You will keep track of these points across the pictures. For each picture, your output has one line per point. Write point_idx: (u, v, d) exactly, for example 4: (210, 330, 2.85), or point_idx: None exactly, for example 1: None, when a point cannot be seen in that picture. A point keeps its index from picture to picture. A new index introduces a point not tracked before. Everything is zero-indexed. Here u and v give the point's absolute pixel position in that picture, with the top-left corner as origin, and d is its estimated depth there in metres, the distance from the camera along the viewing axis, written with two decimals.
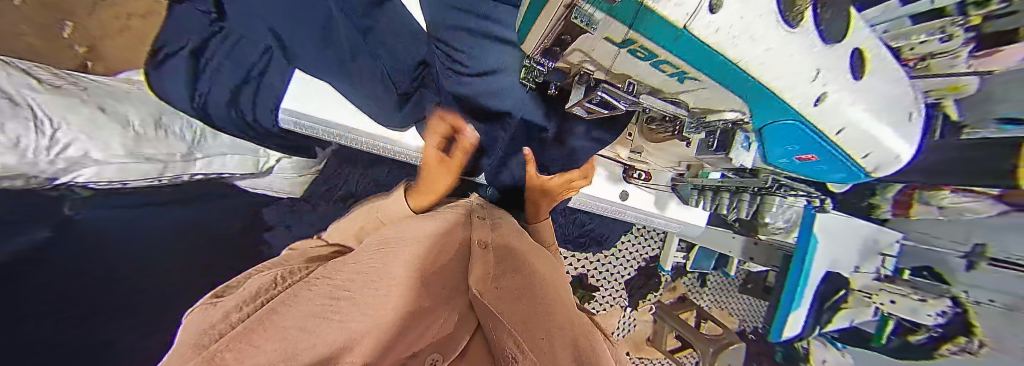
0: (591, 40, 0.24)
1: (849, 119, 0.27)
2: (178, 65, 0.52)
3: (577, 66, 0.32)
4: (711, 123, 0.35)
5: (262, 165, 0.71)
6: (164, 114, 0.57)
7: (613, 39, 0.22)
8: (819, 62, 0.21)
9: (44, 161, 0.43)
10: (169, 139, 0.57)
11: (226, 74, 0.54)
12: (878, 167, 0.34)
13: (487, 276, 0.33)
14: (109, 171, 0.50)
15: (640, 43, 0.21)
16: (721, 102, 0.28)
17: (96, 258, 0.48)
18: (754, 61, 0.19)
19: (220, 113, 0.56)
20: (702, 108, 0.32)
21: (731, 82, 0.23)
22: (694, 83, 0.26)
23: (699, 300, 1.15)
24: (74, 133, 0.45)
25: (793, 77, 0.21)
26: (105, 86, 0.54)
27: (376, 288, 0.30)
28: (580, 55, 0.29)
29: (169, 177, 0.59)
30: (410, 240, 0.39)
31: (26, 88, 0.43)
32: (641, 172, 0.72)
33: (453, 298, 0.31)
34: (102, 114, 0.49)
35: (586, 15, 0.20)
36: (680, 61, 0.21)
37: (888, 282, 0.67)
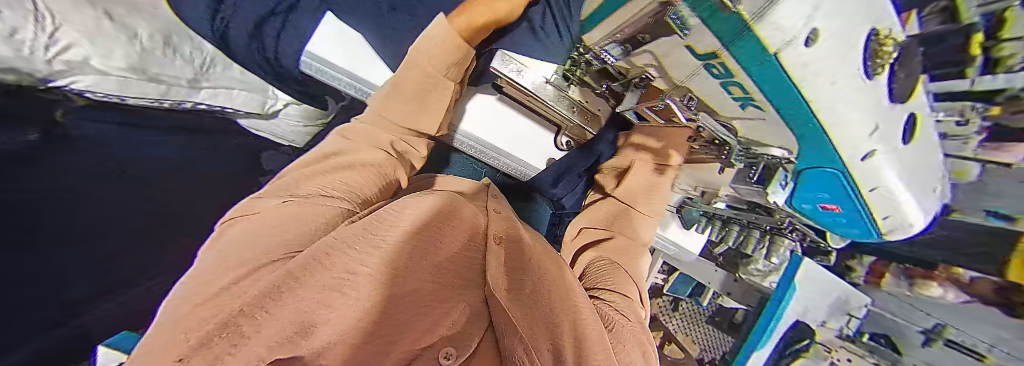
0: (669, 42, 0.26)
1: (886, 179, 0.28)
2: None
3: (641, 67, 0.35)
4: (756, 157, 0.36)
5: (269, 107, 0.69)
6: (172, 34, 0.54)
7: (696, 48, 0.23)
8: (880, 119, 0.22)
9: (42, 61, 0.40)
10: (176, 62, 0.54)
11: (249, 2, 0.50)
12: (893, 231, 0.36)
13: (502, 275, 0.37)
14: (109, 83, 0.47)
15: (722, 60, 0.22)
16: (772, 137, 0.30)
17: (87, 170, 0.47)
18: (825, 103, 0.20)
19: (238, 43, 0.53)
20: (750, 139, 0.33)
21: (793, 120, 0.24)
22: (755, 112, 0.27)
23: (668, 322, 1.19)
24: (74, 37, 0.42)
25: (852, 129, 0.23)
26: None
27: (405, 253, 0.31)
28: (648, 56, 0.31)
29: (170, 103, 0.56)
30: (425, 209, 0.40)
31: None
32: None
33: (468, 289, 0.34)
34: (107, 22, 0.46)
35: (681, 18, 0.21)
36: (753, 86, 0.22)
37: (849, 341, 0.70)
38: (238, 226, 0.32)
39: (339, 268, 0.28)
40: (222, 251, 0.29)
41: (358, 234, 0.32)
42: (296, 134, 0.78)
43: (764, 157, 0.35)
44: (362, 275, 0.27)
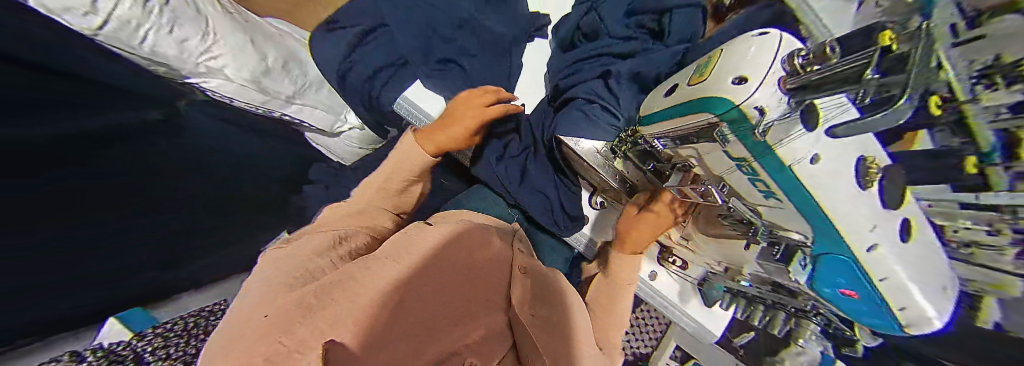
0: (711, 149, 0.34)
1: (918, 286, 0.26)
2: (347, 36, 0.70)
3: (681, 158, 0.41)
4: (779, 239, 0.36)
5: (335, 128, 0.76)
6: (291, 61, 0.66)
7: (732, 154, 0.31)
8: (880, 227, 0.24)
9: (191, 62, 0.52)
10: (284, 80, 0.64)
11: (376, 54, 0.71)
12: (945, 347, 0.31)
13: (523, 302, 0.41)
14: (228, 87, 0.57)
15: (750, 163, 0.30)
16: (787, 224, 0.32)
17: (172, 150, 0.52)
18: (826, 193, 0.25)
19: (353, 80, 0.71)
20: (771, 224, 0.35)
21: (809, 212, 0.28)
22: (774, 202, 0.31)
23: None
24: (222, 50, 0.54)
25: (855, 229, 0.25)
26: (264, 28, 0.64)
27: (413, 288, 0.35)
28: (691, 151, 0.38)
29: (265, 110, 0.66)
30: (463, 245, 0.43)
31: (214, 10, 0.55)
32: (676, 259, 0.63)
33: (472, 321, 0.37)
34: (251, 46, 0.59)
35: (722, 134, 0.31)
36: (772, 180, 0.29)
37: None
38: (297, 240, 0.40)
39: (349, 296, 0.32)
40: (268, 265, 0.36)
41: (393, 262, 0.37)
42: (347, 153, 0.83)
43: (787, 240, 0.34)
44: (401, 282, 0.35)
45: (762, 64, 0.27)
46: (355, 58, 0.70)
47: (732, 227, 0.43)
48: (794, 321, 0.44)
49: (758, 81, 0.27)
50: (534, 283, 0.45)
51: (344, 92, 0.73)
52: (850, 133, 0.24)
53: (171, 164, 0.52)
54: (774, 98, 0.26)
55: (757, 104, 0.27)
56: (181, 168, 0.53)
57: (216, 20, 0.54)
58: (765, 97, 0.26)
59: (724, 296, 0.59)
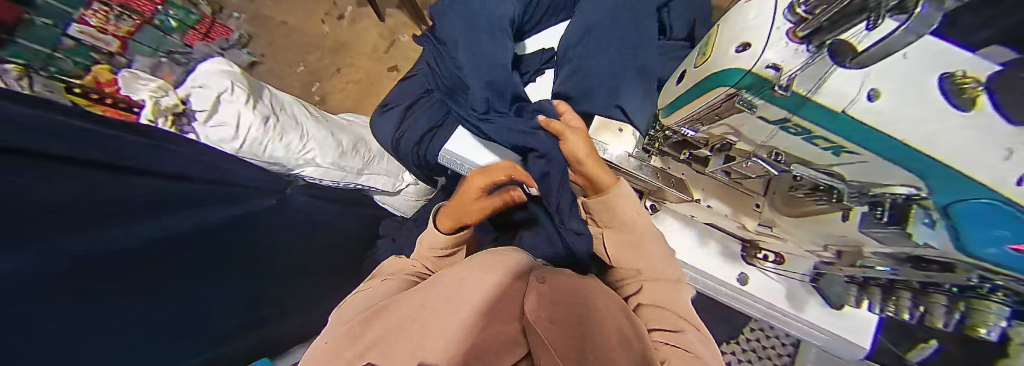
0: (746, 119, 0.32)
1: None
2: (393, 115, 0.76)
3: (720, 137, 0.39)
4: (875, 195, 0.30)
5: (396, 186, 0.89)
6: (359, 141, 0.83)
7: (769, 118, 0.29)
8: (1019, 153, 0.18)
9: (293, 158, 0.69)
10: (355, 157, 0.79)
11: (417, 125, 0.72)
12: None
13: (541, 306, 0.34)
14: (317, 171, 0.73)
15: (794, 122, 0.27)
16: (886, 177, 0.27)
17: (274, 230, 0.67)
18: (893, 125, 0.21)
19: (403, 149, 0.76)
20: (862, 183, 0.30)
21: (880, 146, 0.24)
22: (851, 157, 0.27)
23: None
24: (311, 146, 0.72)
25: (980, 158, 0.19)
26: (342, 123, 0.84)
27: (447, 304, 0.36)
28: (725, 128, 0.36)
29: (344, 183, 0.81)
30: (473, 273, 0.40)
31: (306, 119, 0.76)
32: (768, 253, 0.52)
33: (509, 321, 0.33)
34: (330, 136, 0.76)
35: (747, 102, 0.29)
36: (822, 129, 0.26)
37: None
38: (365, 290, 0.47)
39: (403, 312, 0.37)
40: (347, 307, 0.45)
41: (428, 289, 0.40)
42: (406, 207, 0.96)
43: (886, 195, 0.29)
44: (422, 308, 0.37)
45: (763, 26, 0.27)
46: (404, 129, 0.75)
47: (815, 199, 0.38)
48: (964, 309, 0.34)
49: (762, 42, 0.26)
50: (562, 288, 0.39)
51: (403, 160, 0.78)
52: (866, 62, 0.21)
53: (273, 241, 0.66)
54: (785, 52, 0.25)
55: (771, 63, 0.26)
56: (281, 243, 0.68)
57: (307, 125, 0.74)
58: (776, 55, 0.26)
59: (853, 293, 0.47)
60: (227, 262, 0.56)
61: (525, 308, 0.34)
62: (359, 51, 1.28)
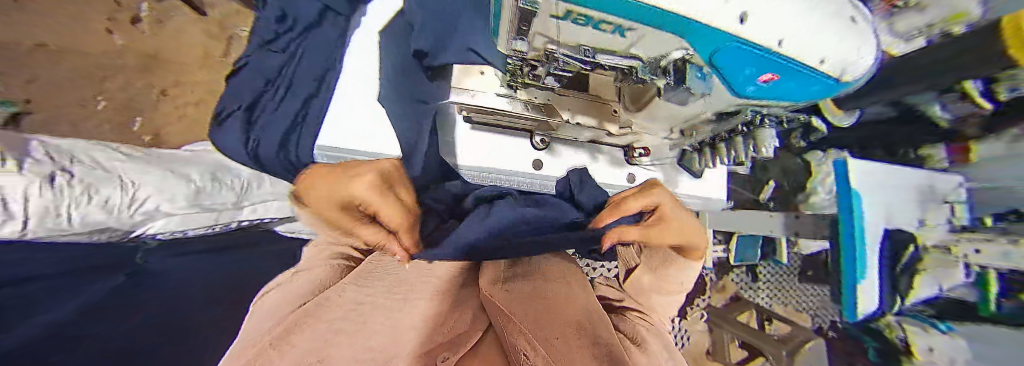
0: (542, 22, 0.32)
1: (787, 20, 0.24)
2: (233, 123, 0.62)
3: (544, 50, 0.38)
4: (666, 64, 0.36)
5: (295, 210, 0.78)
6: (219, 171, 0.67)
7: (557, 15, 0.29)
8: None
9: (128, 215, 0.53)
10: (221, 191, 0.65)
11: (273, 124, 0.63)
12: (846, 70, 0.28)
13: (505, 291, 0.37)
14: (174, 222, 0.59)
15: (578, 12, 0.28)
16: (668, 46, 0.31)
17: (166, 294, 0.53)
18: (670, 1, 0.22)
19: (268, 155, 0.63)
20: (653, 58, 0.36)
21: (659, 20, 0.26)
22: (632, 35, 0.31)
23: (756, 298, 1.01)
24: (149, 191, 0.55)
25: (715, 8, 0.23)
26: (174, 155, 0.65)
27: (397, 295, 0.41)
28: (542, 39, 0.36)
29: (221, 225, 0.68)
30: (433, 273, 0.38)
31: (115, 159, 0.55)
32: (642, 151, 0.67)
33: (465, 317, 0.39)
34: (171, 175, 0.59)
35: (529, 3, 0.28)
36: (605, 15, 0.27)
37: (964, 232, 0.59)
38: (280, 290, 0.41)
39: (351, 299, 0.38)
40: (262, 312, 0.37)
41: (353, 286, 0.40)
42: None
43: (673, 63, 0.35)
44: (364, 318, 0.35)
45: None
46: (256, 135, 0.63)
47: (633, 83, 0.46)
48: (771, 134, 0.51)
49: None
50: (507, 267, 0.45)
51: (272, 170, 0.67)
52: None
53: (178, 302, 0.53)
54: None
55: None
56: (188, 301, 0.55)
57: (126, 169, 0.55)
58: None
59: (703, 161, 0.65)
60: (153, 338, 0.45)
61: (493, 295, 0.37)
62: (181, 61, 0.93)
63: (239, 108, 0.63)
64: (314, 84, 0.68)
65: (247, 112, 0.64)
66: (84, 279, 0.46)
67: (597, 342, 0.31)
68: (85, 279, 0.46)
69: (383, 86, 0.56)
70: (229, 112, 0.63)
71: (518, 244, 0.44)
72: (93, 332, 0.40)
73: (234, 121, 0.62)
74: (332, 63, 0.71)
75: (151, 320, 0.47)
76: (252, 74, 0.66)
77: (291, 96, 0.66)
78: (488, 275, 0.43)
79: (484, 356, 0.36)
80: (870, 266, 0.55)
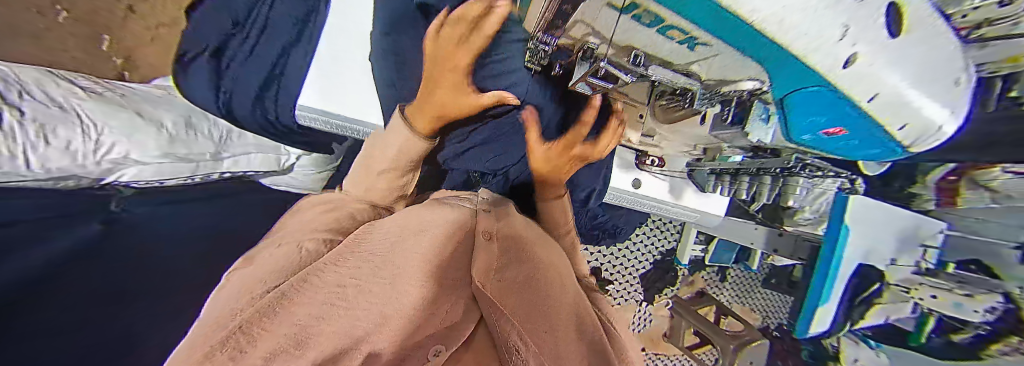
0: (593, 5, 0.27)
1: (884, 84, 0.26)
2: (202, 67, 0.64)
3: (581, 40, 0.35)
4: (724, 93, 0.37)
5: (284, 162, 0.76)
6: (192, 118, 0.63)
7: (616, 5, 0.25)
8: (862, 42, 0.21)
9: (92, 163, 0.48)
10: (198, 139, 0.62)
11: (251, 72, 0.65)
12: (916, 140, 0.33)
13: (492, 267, 0.33)
14: (148, 170, 0.55)
15: (644, 7, 0.23)
16: (740, 73, 0.31)
17: (144, 246, 0.52)
18: (794, 37, 0.21)
19: (242, 112, 0.66)
20: (715, 80, 0.35)
21: (766, 53, 0.24)
22: (706, 49, 0.28)
23: (719, 295, 1.10)
24: (116, 137, 0.51)
25: (829, 41, 0.21)
26: (142, 93, 0.61)
27: (382, 276, 0.30)
28: (583, 28, 0.32)
29: (201, 177, 0.65)
30: (410, 244, 0.34)
31: (71, 96, 0.49)
32: (654, 159, 0.71)
33: (458, 288, 0.32)
34: (139, 119, 0.54)
35: None
36: (690, 24, 0.23)
37: (926, 275, 0.61)
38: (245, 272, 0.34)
39: (334, 281, 0.29)
40: (222, 296, 0.30)
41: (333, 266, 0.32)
42: (312, 182, 0.86)
43: (735, 93, 0.36)
44: (353, 287, 0.28)
45: None
46: (229, 86, 0.65)
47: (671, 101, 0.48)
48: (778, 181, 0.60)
49: None
50: (506, 244, 0.39)
51: (246, 126, 0.69)
52: None
53: (159, 254, 0.52)
54: None
55: None
56: (171, 250, 0.55)
57: (88, 107, 0.49)
58: None
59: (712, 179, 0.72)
60: (122, 293, 0.44)
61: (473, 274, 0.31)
62: None
63: (207, 51, 0.64)
64: (295, 26, 0.66)
65: (215, 57, 0.65)
66: (57, 226, 0.44)
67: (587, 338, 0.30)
68: (58, 226, 0.44)
69: (381, 62, 0.58)
70: (194, 54, 0.64)
71: (496, 231, 0.41)
72: (66, 284, 0.38)
73: (203, 64, 0.64)
74: (315, 9, 0.67)
75: (126, 273, 0.46)
76: (216, 12, 0.65)
77: (267, 40, 0.66)
78: (484, 246, 0.37)
79: (477, 348, 0.28)
80: (835, 290, 0.58)
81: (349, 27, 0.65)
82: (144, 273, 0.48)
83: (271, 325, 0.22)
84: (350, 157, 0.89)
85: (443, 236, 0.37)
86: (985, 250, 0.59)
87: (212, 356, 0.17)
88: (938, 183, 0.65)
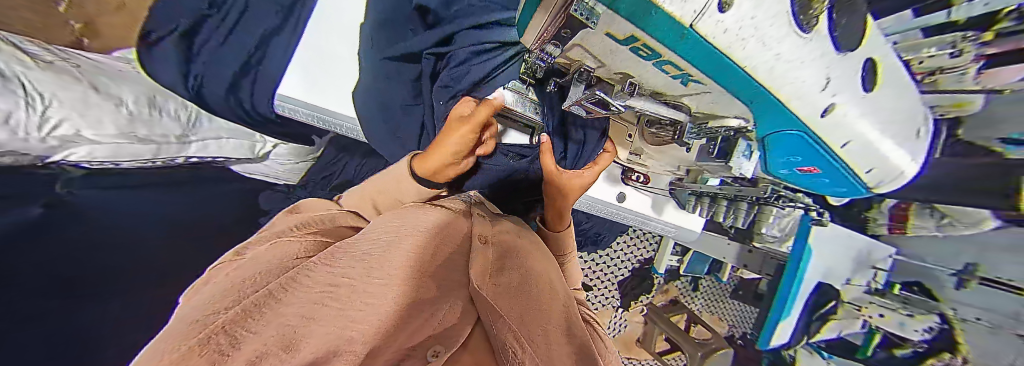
0: (591, 35, 0.27)
1: (855, 131, 0.28)
2: (170, 49, 0.58)
3: (577, 63, 0.34)
4: (713, 130, 0.39)
5: (258, 150, 0.73)
6: (156, 95, 0.59)
7: (615, 35, 0.25)
8: (838, 93, 0.25)
9: (37, 139, 0.43)
10: (162, 120, 0.58)
11: (231, 57, 0.61)
12: (881, 183, 0.36)
13: (487, 271, 0.32)
14: (103, 150, 0.51)
15: (643, 41, 0.23)
16: (727, 110, 0.32)
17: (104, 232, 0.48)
18: (781, 84, 0.23)
19: (214, 97, 0.63)
20: (704, 113, 0.36)
21: (756, 101, 0.26)
22: (699, 86, 0.29)
23: (690, 304, 1.14)
24: (66, 112, 0.46)
25: (811, 89, 0.24)
26: (101, 65, 0.56)
27: (377, 276, 0.26)
28: (580, 51, 0.31)
29: (163, 159, 0.60)
30: (408, 243, 0.32)
31: (17, 61, 0.43)
32: (639, 175, 0.73)
33: (453, 292, 0.31)
34: (95, 94, 0.50)
35: (587, 8, 0.22)
36: (687, 64, 0.24)
37: (877, 295, 0.67)
38: (218, 276, 0.28)
39: (324, 279, 0.25)
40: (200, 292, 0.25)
41: (326, 262, 0.28)
42: (288, 172, 0.84)
43: (721, 130, 0.38)
44: (346, 287, 0.25)
45: None
46: (200, 71, 0.61)
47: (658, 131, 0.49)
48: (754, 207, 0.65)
49: None
50: (502, 249, 0.39)
51: (221, 112, 0.66)
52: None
53: (119, 241, 0.49)
54: None
55: None
56: (132, 237, 0.52)
57: (36, 77, 0.43)
58: None
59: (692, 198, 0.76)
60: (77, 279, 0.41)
61: (471, 276, 0.30)
62: None
63: (175, 31, 0.58)
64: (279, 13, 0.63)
65: (184, 40, 0.59)
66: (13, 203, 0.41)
67: (572, 342, 0.30)
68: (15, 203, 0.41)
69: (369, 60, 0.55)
70: (158, 34, 0.58)
71: (491, 235, 0.41)
72: (24, 266, 0.36)
73: (170, 45, 0.58)
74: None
75: (80, 260, 0.42)
76: None
77: (246, 25, 0.62)
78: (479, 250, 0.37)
79: (473, 348, 0.28)
80: (796, 308, 0.62)
81: (341, 17, 0.63)
82: (107, 259, 0.46)
83: (253, 327, 0.18)
84: (331, 149, 0.85)
85: (441, 232, 0.37)
86: (925, 271, 0.65)
87: (184, 360, 0.12)
88: (888, 212, 0.69)
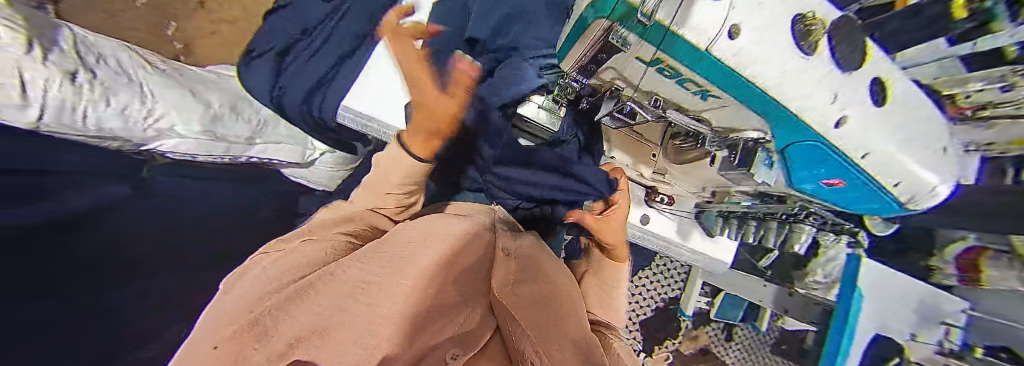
0: (624, 59, 0.31)
1: (872, 145, 0.31)
2: (268, 63, 0.69)
3: (608, 83, 0.38)
4: (732, 141, 0.40)
5: (308, 156, 0.79)
6: (238, 101, 0.68)
7: (643, 59, 0.29)
8: (847, 107, 0.28)
9: (140, 129, 0.51)
10: (237, 124, 0.66)
11: (309, 72, 0.70)
12: (916, 201, 0.37)
13: (507, 281, 0.34)
14: (187, 144, 0.58)
15: (667, 64, 0.28)
16: (743, 123, 0.34)
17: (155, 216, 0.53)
18: (789, 98, 0.26)
19: (289, 105, 0.70)
20: (723, 128, 0.38)
21: (771, 115, 0.29)
22: (716, 101, 0.31)
23: (725, 357, 1.00)
24: (167, 110, 0.54)
25: (822, 101, 0.27)
26: (198, 76, 0.65)
27: (404, 278, 0.25)
28: (612, 74, 0.35)
29: (229, 157, 0.67)
30: (434, 246, 0.31)
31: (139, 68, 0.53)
32: (664, 197, 0.71)
33: (472, 299, 0.30)
34: (191, 98, 0.59)
35: (621, 38, 0.26)
36: (705, 80, 0.27)
37: (955, 358, 0.59)
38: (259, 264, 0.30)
39: (355, 277, 0.26)
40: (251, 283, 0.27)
41: (358, 261, 0.29)
42: (328, 179, 0.89)
43: (741, 141, 0.39)
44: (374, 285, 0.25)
45: None
46: (284, 83, 0.69)
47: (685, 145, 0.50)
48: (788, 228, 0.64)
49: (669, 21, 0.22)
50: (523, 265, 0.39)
51: (295, 122, 0.73)
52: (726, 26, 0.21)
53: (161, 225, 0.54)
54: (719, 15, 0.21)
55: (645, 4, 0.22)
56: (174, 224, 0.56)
57: (149, 81, 0.53)
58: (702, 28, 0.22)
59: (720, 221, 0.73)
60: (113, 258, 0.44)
61: (491, 285, 0.33)
62: None
63: (273, 51, 0.69)
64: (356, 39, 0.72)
65: (279, 57, 0.70)
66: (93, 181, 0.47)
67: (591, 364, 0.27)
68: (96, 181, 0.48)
69: None
70: (260, 52, 0.70)
71: (511, 251, 0.42)
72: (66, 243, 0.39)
73: (266, 62, 0.69)
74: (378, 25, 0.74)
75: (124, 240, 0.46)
76: (293, 18, 0.71)
77: (327, 49, 0.70)
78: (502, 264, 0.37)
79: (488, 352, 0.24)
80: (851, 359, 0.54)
81: None
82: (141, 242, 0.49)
83: (276, 327, 0.19)
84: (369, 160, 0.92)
85: (470, 238, 0.37)
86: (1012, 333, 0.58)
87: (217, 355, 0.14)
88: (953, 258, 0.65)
